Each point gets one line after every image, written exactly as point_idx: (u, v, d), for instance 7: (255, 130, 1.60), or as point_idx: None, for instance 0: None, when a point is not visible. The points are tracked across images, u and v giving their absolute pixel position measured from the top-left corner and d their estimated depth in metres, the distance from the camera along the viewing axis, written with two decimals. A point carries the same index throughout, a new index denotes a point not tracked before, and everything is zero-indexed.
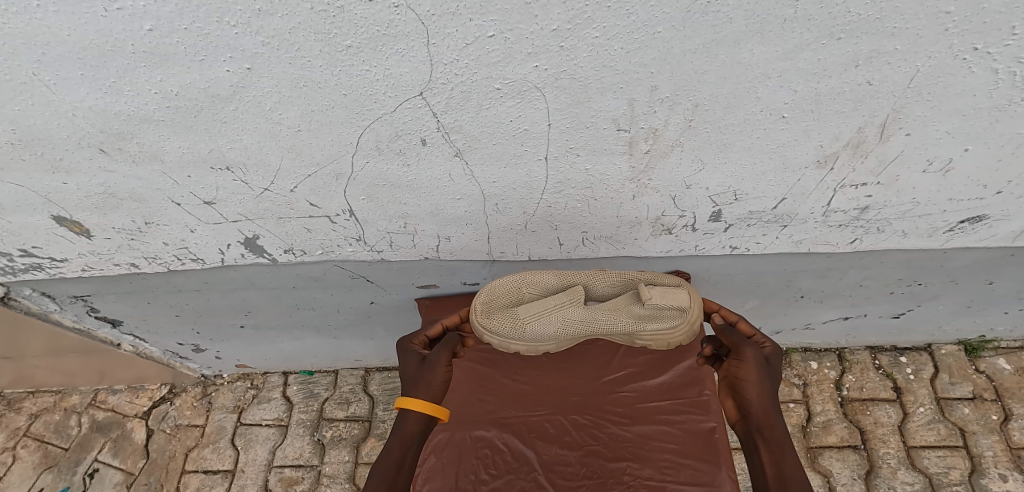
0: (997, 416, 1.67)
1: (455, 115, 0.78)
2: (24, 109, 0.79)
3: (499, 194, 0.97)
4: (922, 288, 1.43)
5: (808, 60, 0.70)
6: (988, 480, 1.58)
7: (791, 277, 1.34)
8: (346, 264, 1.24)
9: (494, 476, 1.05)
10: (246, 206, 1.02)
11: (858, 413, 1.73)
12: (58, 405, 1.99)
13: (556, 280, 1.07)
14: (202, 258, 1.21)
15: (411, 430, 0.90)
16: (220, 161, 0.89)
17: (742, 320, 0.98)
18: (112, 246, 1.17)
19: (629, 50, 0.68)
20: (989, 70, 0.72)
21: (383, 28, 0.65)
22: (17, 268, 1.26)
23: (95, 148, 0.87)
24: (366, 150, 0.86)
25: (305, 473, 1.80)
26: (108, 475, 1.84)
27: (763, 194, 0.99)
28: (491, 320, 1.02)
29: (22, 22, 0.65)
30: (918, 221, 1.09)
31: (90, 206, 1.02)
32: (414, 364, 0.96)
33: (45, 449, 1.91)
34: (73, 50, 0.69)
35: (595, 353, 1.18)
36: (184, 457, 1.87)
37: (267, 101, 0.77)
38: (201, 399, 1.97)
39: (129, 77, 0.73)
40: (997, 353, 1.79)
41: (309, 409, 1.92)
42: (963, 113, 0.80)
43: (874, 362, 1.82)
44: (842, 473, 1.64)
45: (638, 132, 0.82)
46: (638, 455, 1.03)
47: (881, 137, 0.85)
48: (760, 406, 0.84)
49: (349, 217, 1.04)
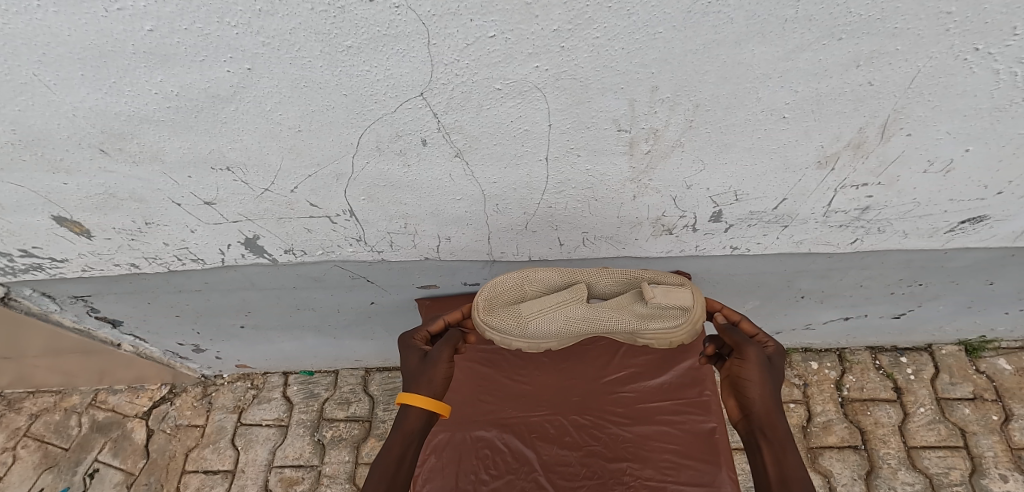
0: (998, 416, 1.67)
1: (456, 115, 0.78)
2: (24, 110, 0.79)
3: (499, 194, 0.97)
4: (923, 288, 1.43)
5: (808, 61, 0.70)
6: (989, 480, 1.58)
7: (791, 277, 1.34)
8: (347, 264, 1.24)
9: (494, 476, 1.04)
10: (246, 206, 1.02)
11: (858, 413, 1.73)
12: (58, 405, 1.99)
13: (559, 277, 1.06)
14: (202, 258, 1.21)
15: (412, 426, 0.90)
16: (220, 161, 0.89)
17: (744, 320, 0.98)
18: (113, 246, 1.17)
19: (630, 51, 0.68)
20: (990, 70, 0.72)
21: (383, 29, 0.65)
22: (17, 268, 1.26)
23: (95, 148, 0.87)
24: (366, 150, 0.86)
25: (305, 473, 1.80)
26: (109, 475, 1.84)
27: (764, 194, 0.99)
28: (493, 317, 1.01)
29: (22, 23, 0.65)
30: (918, 221, 1.09)
31: (90, 206, 1.02)
32: (416, 361, 0.96)
33: (45, 449, 1.91)
34: (73, 50, 0.69)
35: (597, 353, 1.18)
36: (184, 457, 1.87)
37: (267, 101, 0.77)
38: (201, 399, 1.97)
39: (130, 77, 0.73)
40: (997, 353, 1.79)
41: (309, 409, 1.92)
42: (964, 114, 0.80)
43: (874, 362, 1.82)
44: (842, 473, 1.64)
45: (638, 132, 0.82)
46: (639, 455, 1.03)
47: (882, 137, 0.84)
48: (763, 406, 0.84)
49: (349, 217, 1.04)
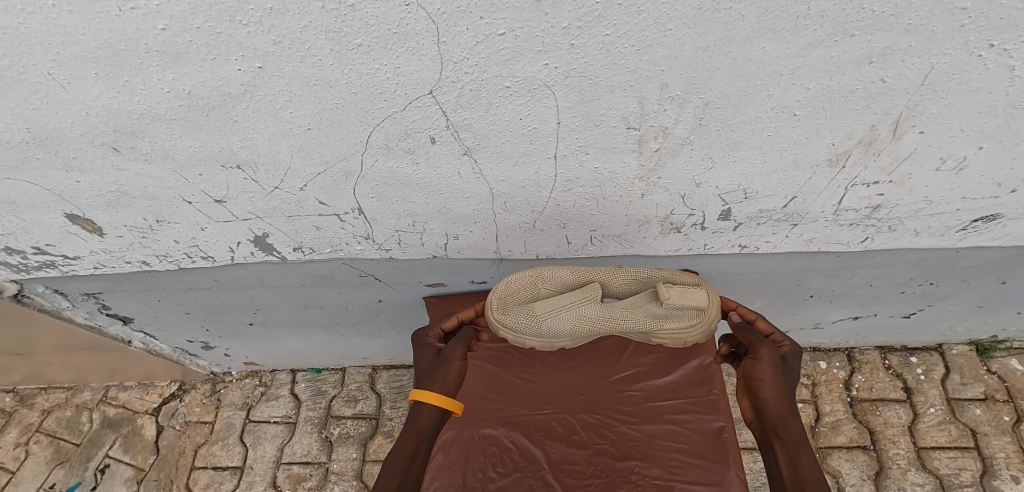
0: (1010, 417, 1.66)
1: (465, 113, 0.78)
2: (38, 108, 0.80)
3: (507, 192, 0.97)
4: (934, 287, 1.42)
5: (820, 57, 0.70)
6: (1000, 481, 1.57)
7: (800, 276, 1.33)
8: (355, 262, 1.25)
9: (501, 474, 1.05)
10: (256, 204, 1.02)
11: (867, 413, 1.72)
12: (70, 401, 2.01)
13: (572, 276, 1.06)
14: (212, 256, 1.22)
15: (424, 423, 0.90)
16: (231, 160, 0.90)
17: (760, 318, 0.96)
18: (124, 244, 1.18)
19: (639, 48, 0.68)
20: (1005, 66, 0.71)
21: (393, 27, 0.65)
22: (30, 265, 1.27)
23: (108, 146, 0.87)
24: (375, 149, 0.86)
25: (313, 470, 1.81)
26: (120, 470, 1.87)
27: (773, 193, 0.99)
28: (506, 316, 1.01)
29: (38, 22, 0.66)
30: (930, 220, 1.08)
31: (102, 204, 1.03)
32: (429, 358, 0.96)
33: (57, 444, 1.93)
34: (87, 50, 0.69)
35: (604, 352, 1.18)
36: (193, 453, 1.88)
37: (278, 99, 0.77)
38: (210, 396, 1.99)
39: (143, 75, 0.74)
40: (1009, 353, 1.76)
41: (317, 406, 1.93)
42: (978, 111, 0.79)
43: (884, 362, 1.80)
44: (851, 474, 1.63)
45: (648, 130, 0.82)
46: (646, 454, 1.02)
47: (894, 134, 0.84)
48: (776, 406, 0.84)
49: (357, 215, 1.05)
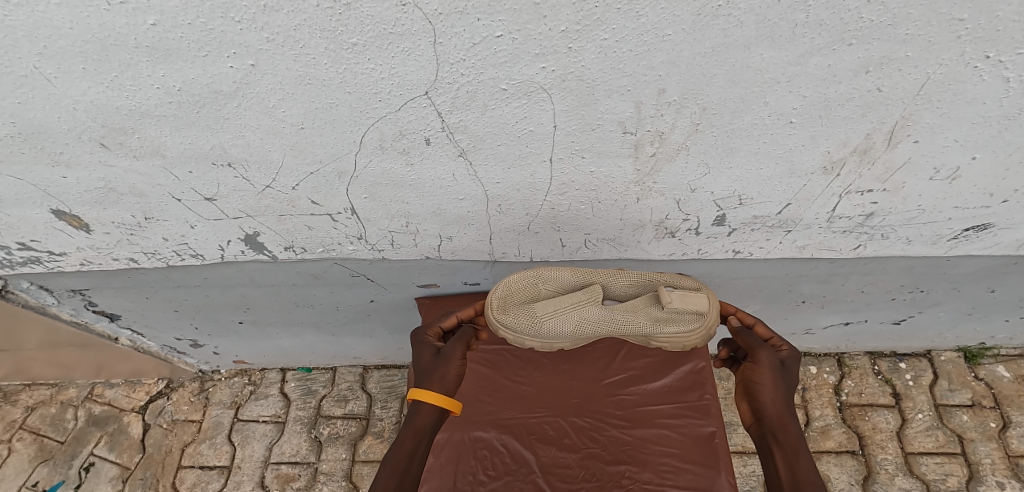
0: (996, 424, 1.67)
1: (460, 115, 0.78)
2: (24, 102, 0.78)
3: (502, 194, 0.96)
4: (925, 294, 1.43)
5: (818, 65, 0.70)
6: (985, 487, 1.58)
7: (793, 281, 1.33)
8: (347, 262, 1.23)
9: (492, 477, 1.04)
10: (247, 202, 1.01)
11: (857, 418, 1.73)
12: (55, 398, 1.98)
13: (573, 278, 1.06)
14: (202, 253, 1.20)
15: (423, 423, 0.90)
16: (221, 157, 0.88)
17: (759, 323, 0.97)
18: (112, 241, 1.16)
19: (638, 53, 0.68)
20: (1000, 78, 0.72)
21: (390, 27, 0.64)
22: (15, 261, 1.25)
23: (96, 142, 0.86)
24: (369, 149, 0.85)
25: (302, 470, 1.79)
26: (104, 469, 1.84)
27: (768, 199, 0.99)
28: (507, 316, 1.00)
29: (25, 15, 0.64)
30: (923, 229, 1.08)
31: (89, 200, 1.01)
32: (429, 357, 0.95)
33: (40, 442, 1.90)
34: (74, 43, 0.68)
35: (599, 354, 1.18)
36: (180, 451, 1.86)
37: (271, 97, 0.76)
38: (198, 394, 1.97)
39: (132, 71, 0.72)
40: (996, 360, 1.79)
41: (307, 406, 1.92)
42: (973, 121, 0.79)
43: (873, 367, 1.82)
44: (840, 478, 1.64)
45: (644, 135, 0.82)
46: (638, 459, 1.02)
47: (890, 142, 0.84)
48: (775, 409, 0.84)
49: (350, 215, 1.04)
